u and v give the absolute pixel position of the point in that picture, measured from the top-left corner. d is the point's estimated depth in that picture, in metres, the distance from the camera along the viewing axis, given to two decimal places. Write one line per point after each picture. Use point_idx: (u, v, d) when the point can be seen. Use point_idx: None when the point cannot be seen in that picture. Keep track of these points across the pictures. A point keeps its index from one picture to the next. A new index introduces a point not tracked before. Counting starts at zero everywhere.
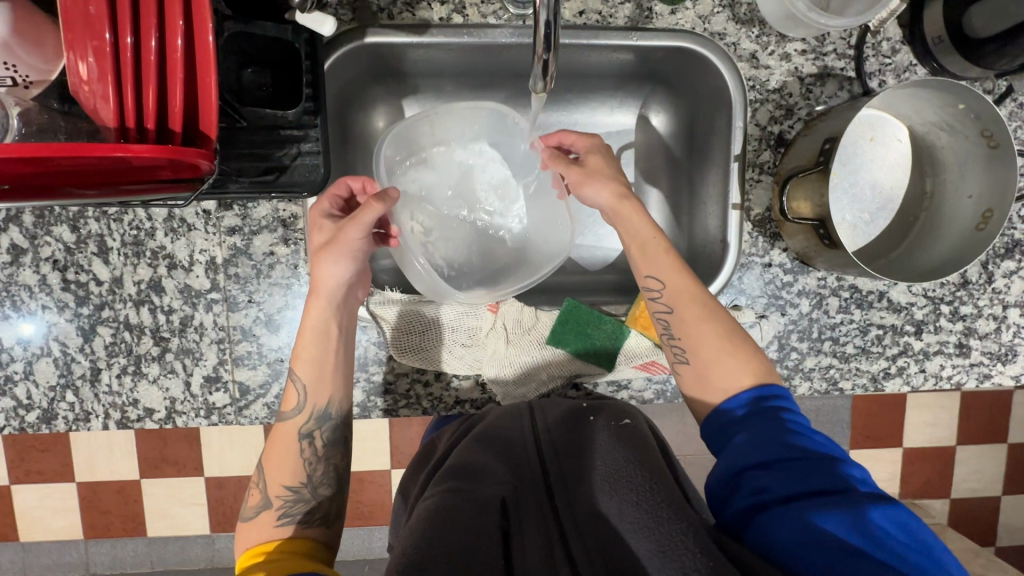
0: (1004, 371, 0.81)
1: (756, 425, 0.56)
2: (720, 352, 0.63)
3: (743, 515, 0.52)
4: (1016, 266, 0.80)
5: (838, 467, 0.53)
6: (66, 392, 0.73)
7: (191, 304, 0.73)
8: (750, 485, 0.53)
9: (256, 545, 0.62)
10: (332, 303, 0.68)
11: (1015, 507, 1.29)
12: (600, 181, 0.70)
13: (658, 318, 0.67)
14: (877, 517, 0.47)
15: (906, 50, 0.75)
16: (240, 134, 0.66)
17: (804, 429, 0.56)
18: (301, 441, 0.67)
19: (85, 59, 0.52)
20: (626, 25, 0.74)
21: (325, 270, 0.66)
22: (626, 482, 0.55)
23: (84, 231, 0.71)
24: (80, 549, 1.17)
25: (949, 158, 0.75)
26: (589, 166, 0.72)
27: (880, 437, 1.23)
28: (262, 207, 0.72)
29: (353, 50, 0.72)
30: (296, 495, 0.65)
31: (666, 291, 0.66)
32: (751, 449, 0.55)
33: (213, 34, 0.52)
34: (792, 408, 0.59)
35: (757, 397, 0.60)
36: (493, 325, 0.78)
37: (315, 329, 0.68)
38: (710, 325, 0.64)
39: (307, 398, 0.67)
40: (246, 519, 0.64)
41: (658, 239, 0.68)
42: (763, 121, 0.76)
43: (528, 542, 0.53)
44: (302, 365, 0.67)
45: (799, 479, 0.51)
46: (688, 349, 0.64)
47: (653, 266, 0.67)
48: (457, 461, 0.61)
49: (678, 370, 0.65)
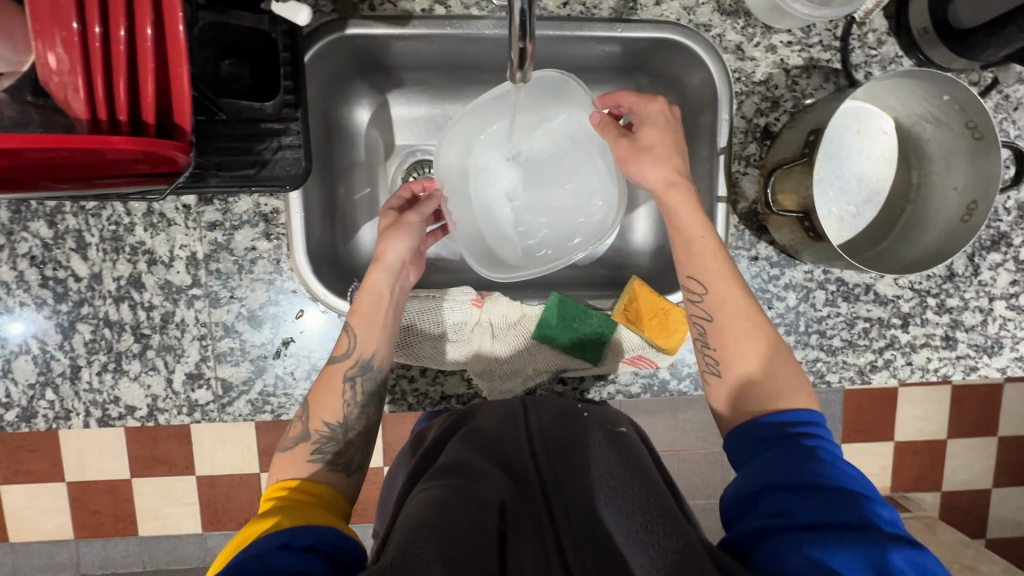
0: (990, 364, 0.81)
1: (780, 450, 0.55)
2: (755, 364, 0.62)
3: (753, 537, 0.50)
4: (1002, 258, 0.80)
5: (861, 499, 0.50)
6: (45, 390, 0.72)
7: (172, 300, 0.72)
8: (767, 507, 0.51)
9: (280, 482, 0.60)
10: (388, 276, 0.71)
11: (1005, 499, 1.29)
12: (655, 158, 0.68)
13: (694, 322, 0.67)
14: (897, 559, 0.44)
15: (892, 41, 0.75)
16: (218, 128, 0.65)
17: (833, 460, 0.54)
18: (346, 382, 0.67)
19: (54, 49, 0.51)
20: (611, 16, 0.74)
21: (392, 245, 0.72)
22: (622, 491, 0.56)
23: (62, 227, 0.70)
24: (70, 550, 1.16)
25: (934, 150, 0.75)
26: (641, 141, 0.69)
27: (871, 431, 1.23)
28: (243, 202, 0.72)
29: (334, 41, 0.71)
30: (331, 434, 0.64)
31: (707, 297, 0.65)
32: (776, 470, 0.53)
33: (182, 23, 0.51)
34: (824, 436, 0.57)
35: (782, 422, 0.58)
36: (479, 319, 0.78)
37: (372, 292, 0.70)
38: (753, 339, 0.63)
39: (357, 344, 0.68)
40: (284, 449, 0.63)
41: (707, 240, 0.66)
42: (748, 113, 0.76)
43: (521, 542, 0.52)
44: (359, 317, 0.69)
45: (820, 508, 0.49)
46: (721, 363, 0.64)
47: (694, 266, 0.66)
48: (450, 460, 0.61)
49: (707, 379, 0.65)
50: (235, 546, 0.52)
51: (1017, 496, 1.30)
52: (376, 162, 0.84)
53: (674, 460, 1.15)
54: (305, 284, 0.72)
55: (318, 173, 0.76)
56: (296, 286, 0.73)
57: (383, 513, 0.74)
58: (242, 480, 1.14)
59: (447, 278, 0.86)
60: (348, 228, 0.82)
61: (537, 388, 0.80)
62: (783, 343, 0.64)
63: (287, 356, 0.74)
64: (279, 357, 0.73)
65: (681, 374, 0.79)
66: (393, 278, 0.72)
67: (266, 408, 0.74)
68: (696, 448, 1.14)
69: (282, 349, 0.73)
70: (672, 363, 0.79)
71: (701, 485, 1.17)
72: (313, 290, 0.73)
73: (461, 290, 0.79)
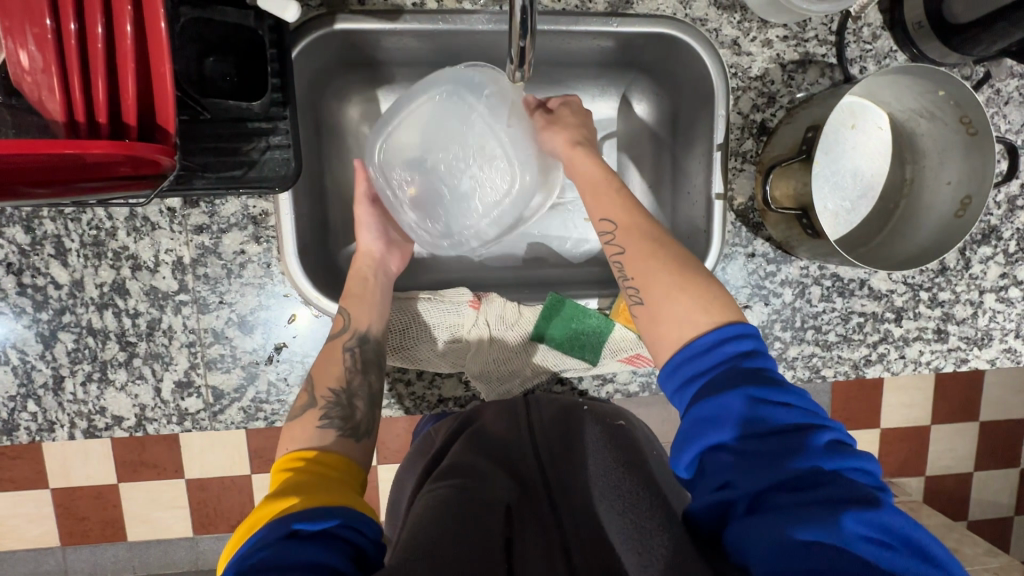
0: (980, 355, 0.82)
1: (707, 400, 0.51)
2: (670, 284, 0.59)
3: (713, 511, 0.49)
4: (992, 252, 0.80)
5: (802, 446, 0.47)
6: (27, 402, 0.69)
7: (159, 306, 0.70)
8: (714, 476, 0.49)
9: (290, 453, 0.59)
10: (372, 263, 0.73)
11: (986, 481, 1.33)
12: (561, 128, 0.70)
13: (613, 261, 0.64)
14: (850, 523, 0.42)
15: (887, 36, 0.75)
16: (203, 126, 0.62)
17: (765, 397, 0.50)
18: (345, 353, 0.67)
19: (26, 47, 0.48)
20: (606, 10, 0.72)
21: (362, 238, 0.73)
22: (613, 489, 0.56)
23: (40, 232, 0.67)
24: (58, 557, 1.13)
25: (928, 145, 0.75)
26: (557, 115, 0.72)
27: (860, 419, 1.25)
28: (230, 204, 0.69)
29: (322, 37, 0.68)
30: (337, 399, 0.64)
31: (618, 232, 0.63)
32: (704, 428, 0.51)
33: (165, 19, 0.48)
34: (748, 360, 0.53)
35: (708, 345, 0.55)
36: (475, 321, 0.76)
37: (357, 276, 0.71)
38: (664, 265, 0.60)
39: (353, 319, 0.68)
40: (291, 420, 0.62)
41: (610, 179, 0.67)
42: (745, 109, 0.75)
43: (529, 542, 0.51)
44: (349, 298, 0.69)
45: (759, 468, 0.47)
46: (641, 289, 0.61)
47: (604, 210, 0.65)
48: (456, 460, 0.61)
49: (633, 311, 0.62)
50: (242, 531, 0.51)
51: (998, 478, 1.33)
52: None
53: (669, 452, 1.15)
54: (296, 287, 0.71)
55: (308, 172, 0.74)
56: (288, 290, 0.71)
57: (394, 518, 0.73)
58: (234, 482, 1.12)
59: (442, 277, 0.85)
60: (338, 228, 0.80)
61: (535, 389, 0.80)
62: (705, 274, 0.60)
63: (280, 361, 0.72)
64: (272, 363, 0.72)
65: None
66: (374, 261, 0.73)
67: (259, 415, 0.72)
68: None
69: (274, 355, 0.72)
70: None
71: None
72: (305, 293, 0.70)
73: (457, 290, 0.76)
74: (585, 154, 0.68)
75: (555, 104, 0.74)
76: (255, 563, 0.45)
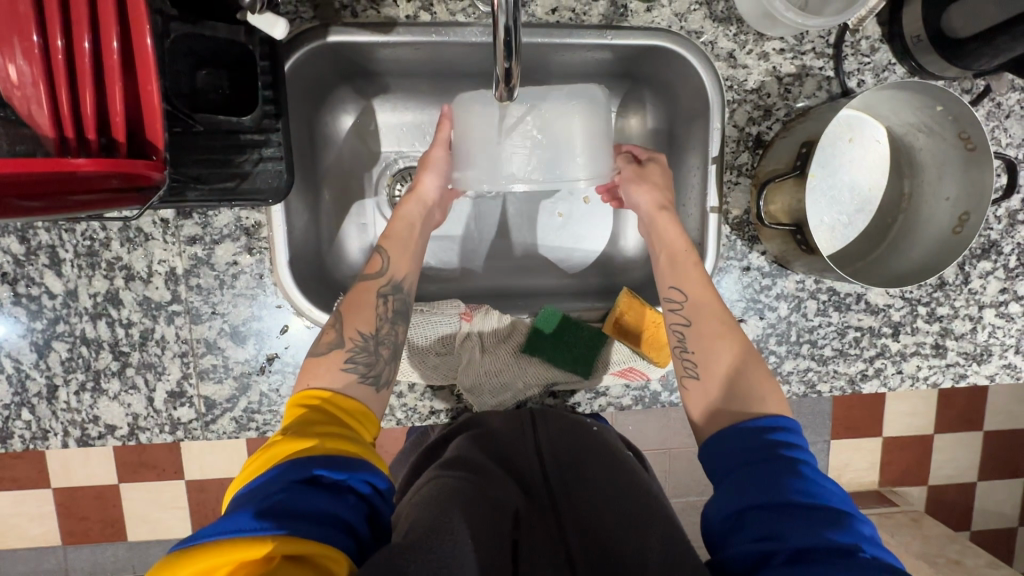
0: (979, 371, 0.81)
1: (760, 465, 0.52)
2: (733, 369, 0.61)
3: (745, 563, 0.48)
4: (992, 266, 0.79)
5: (845, 522, 0.47)
6: (21, 410, 0.70)
7: (152, 316, 0.70)
8: (753, 530, 0.48)
9: (308, 391, 0.58)
10: (422, 209, 0.71)
11: (989, 492, 1.31)
12: (647, 186, 0.71)
13: (673, 330, 0.66)
14: None
15: (885, 48, 0.74)
16: (198, 138, 0.61)
17: (813, 474, 0.51)
18: (379, 298, 0.64)
19: (15, 61, 0.48)
20: (601, 23, 0.71)
21: (425, 179, 0.70)
22: (630, 512, 0.58)
23: (35, 242, 0.68)
24: (58, 556, 1.14)
25: (925, 159, 0.74)
26: (647, 170, 0.72)
27: (861, 427, 1.24)
28: (223, 215, 0.69)
29: (314, 49, 0.68)
30: (363, 344, 0.61)
31: (686, 305, 0.66)
32: (755, 488, 0.50)
33: (151, 36, 0.48)
34: (800, 446, 0.54)
35: (758, 429, 0.55)
36: (468, 333, 0.76)
37: (405, 220, 0.70)
38: (729, 343, 0.63)
39: (391, 264, 0.66)
40: (315, 354, 0.60)
41: (690, 254, 0.68)
42: (740, 122, 0.75)
43: (538, 557, 0.56)
44: (392, 241, 0.68)
45: (803, 529, 0.47)
46: (699, 364, 0.63)
47: (677, 278, 0.67)
48: (459, 452, 0.63)
49: (685, 383, 0.63)
50: (251, 471, 0.50)
51: (1002, 488, 1.31)
52: (361, 169, 0.82)
53: (667, 459, 1.15)
54: (290, 299, 0.71)
55: (301, 182, 0.74)
56: (281, 301, 0.71)
57: None
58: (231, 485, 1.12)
59: (437, 286, 0.85)
60: (332, 238, 0.80)
61: (527, 402, 0.79)
62: (762, 368, 0.61)
63: (272, 372, 0.72)
64: (264, 374, 0.72)
65: (672, 386, 0.78)
66: (425, 211, 0.71)
67: (251, 425, 0.72)
68: (689, 446, 1.14)
69: (266, 365, 0.72)
70: (663, 375, 0.78)
71: (693, 483, 1.17)
72: (297, 305, 0.71)
73: (450, 303, 0.77)
74: (670, 222, 0.70)
75: (644, 157, 0.74)
76: (273, 505, 0.45)
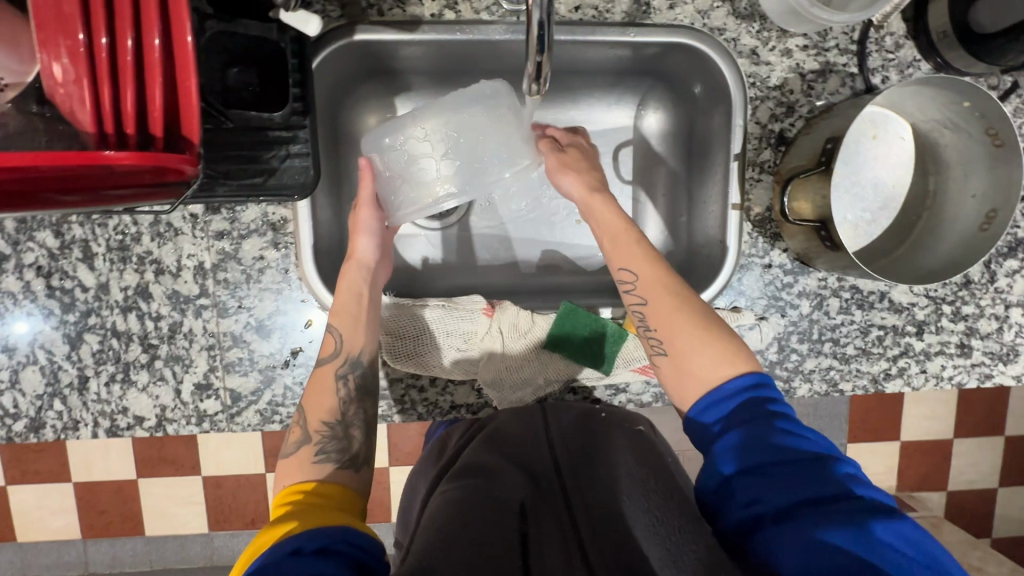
0: (1006, 371, 0.80)
1: (743, 427, 0.53)
2: (698, 342, 0.60)
3: (743, 526, 0.49)
4: (1018, 265, 0.78)
5: (826, 466, 0.49)
6: (53, 401, 0.72)
7: (180, 309, 0.71)
8: (742, 495, 0.49)
9: (291, 486, 0.59)
10: (365, 274, 0.70)
11: (1012, 498, 1.29)
12: (574, 173, 0.71)
13: (632, 311, 0.65)
14: (879, 531, 0.44)
15: (911, 45, 0.73)
16: (226, 135, 0.62)
17: (794, 428, 0.53)
18: (338, 381, 0.66)
19: (59, 58, 0.50)
20: (623, 20, 0.72)
21: (361, 243, 0.70)
22: (638, 488, 0.57)
23: (68, 236, 0.70)
24: (79, 548, 1.16)
25: (951, 156, 0.73)
26: (569, 156, 0.73)
27: (880, 430, 1.22)
28: (250, 211, 0.71)
29: (342, 48, 0.70)
30: (332, 432, 0.63)
31: (639, 283, 0.64)
32: (737, 453, 0.51)
33: (191, 33, 0.50)
34: (776, 399, 0.56)
35: (740, 388, 0.57)
36: (489, 330, 0.76)
37: (350, 290, 0.69)
38: (686, 313, 0.61)
39: (344, 343, 0.67)
40: (287, 455, 0.62)
41: (629, 231, 0.68)
42: (763, 118, 0.75)
43: (544, 538, 0.52)
44: (341, 315, 0.68)
45: (789, 484, 0.48)
46: (664, 340, 0.62)
47: (625, 258, 0.66)
48: (468, 462, 0.60)
49: (656, 362, 0.63)
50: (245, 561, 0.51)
51: None
52: None
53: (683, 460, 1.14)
54: (315, 294, 0.72)
55: (326, 179, 0.76)
56: (305, 295, 0.72)
57: (405, 519, 0.75)
58: (249, 480, 1.14)
59: (456, 284, 0.86)
60: None
61: (548, 398, 0.79)
62: (723, 331, 0.60)
63: (296, 366, 0.73)
64: (288, 367, 0.73)
65: None
66: (367, 275, 0.70)
67: (275, 418, 0.73)
68: None
69: (290, 359, 0.73)
70: None
71: None
72: (323, 298, 0.72)
73: (471, 299, 0.77)
74: (605, 202, 0.70)
75: (565, 142, 0.75)
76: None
